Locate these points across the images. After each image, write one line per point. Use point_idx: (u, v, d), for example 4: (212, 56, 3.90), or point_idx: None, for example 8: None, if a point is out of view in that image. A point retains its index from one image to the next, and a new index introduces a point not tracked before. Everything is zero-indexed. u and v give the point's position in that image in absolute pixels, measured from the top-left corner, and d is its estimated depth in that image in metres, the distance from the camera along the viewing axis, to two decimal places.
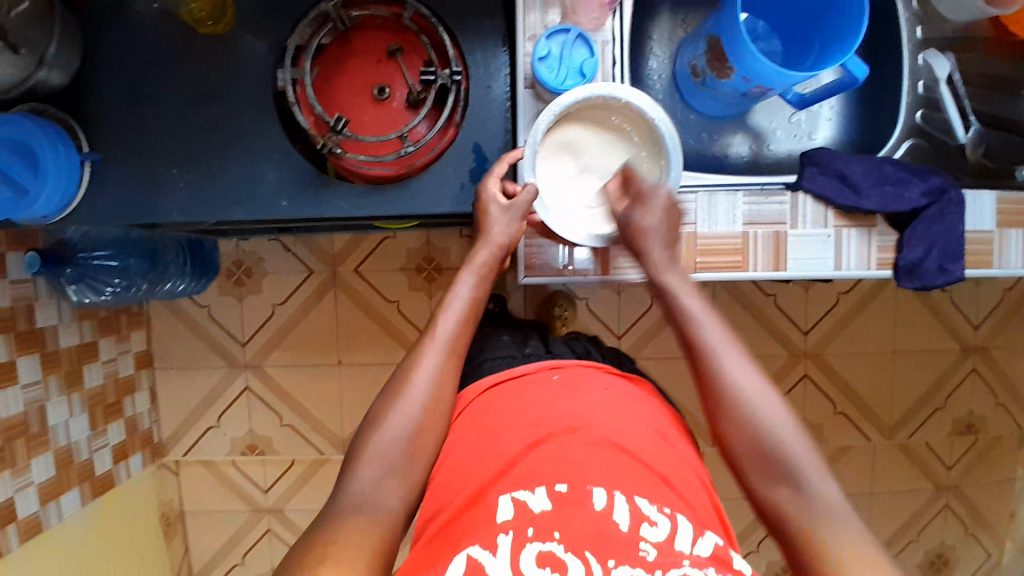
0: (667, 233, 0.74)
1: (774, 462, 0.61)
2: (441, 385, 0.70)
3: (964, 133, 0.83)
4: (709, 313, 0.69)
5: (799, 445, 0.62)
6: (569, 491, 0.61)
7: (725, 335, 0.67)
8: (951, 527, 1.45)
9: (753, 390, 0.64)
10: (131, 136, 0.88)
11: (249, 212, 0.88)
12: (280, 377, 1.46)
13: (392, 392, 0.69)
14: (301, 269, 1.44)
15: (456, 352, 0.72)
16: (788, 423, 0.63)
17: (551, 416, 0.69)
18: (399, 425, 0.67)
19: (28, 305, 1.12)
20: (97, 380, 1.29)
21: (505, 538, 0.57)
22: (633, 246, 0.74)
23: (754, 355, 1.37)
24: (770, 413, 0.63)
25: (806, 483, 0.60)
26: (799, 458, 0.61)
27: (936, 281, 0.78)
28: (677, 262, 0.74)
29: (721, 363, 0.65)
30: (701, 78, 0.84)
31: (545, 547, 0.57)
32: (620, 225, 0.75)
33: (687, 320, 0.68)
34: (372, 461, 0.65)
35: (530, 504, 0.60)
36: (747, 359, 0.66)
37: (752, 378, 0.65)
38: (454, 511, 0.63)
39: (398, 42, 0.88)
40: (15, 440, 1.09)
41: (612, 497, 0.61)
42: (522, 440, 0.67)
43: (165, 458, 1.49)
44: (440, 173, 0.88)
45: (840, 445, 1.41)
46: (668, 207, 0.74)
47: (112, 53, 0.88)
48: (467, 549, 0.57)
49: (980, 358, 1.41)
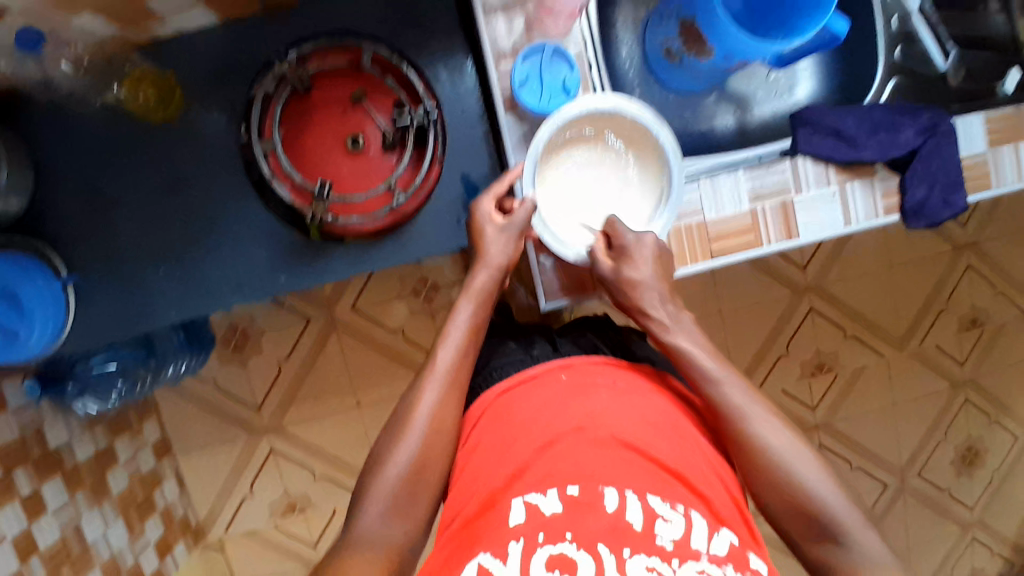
0: (661, 283, 0.74)
1: (819, 524, 0.61)
2: (443, 416, 0.68)
3: (944, 62, 0.84)
4: (726, 370, 0.68)
5: (839, 502, 0.62)
6: (580, 493, 0.58)
7: (747, 392, 0.67)
8: (974, 418, 1.51)
9: (783, 448, 0.64)
10: (105, 244, 0.84)
11: (248, 296, 0.85)
12: (303, 432, 1.44)
13: (396, 425, 0.67)
14: (299, 320, 1.40)
15: (457, 384, 0.70)
16: (823, 479, 0.63)
17: (562, 422, 0.65)
18: (404, 457, 0.65)
19: (36, 430, 1.06)
20: (122, 483, 1.24)
21: (517, 545, 0.55)
22: (628, 300, 0.74)
23: (759, 301, 1.39)
24: (805, 468, 0.63)
25: (852, 542, 0.60)
26: (840, 513, 0.61)
27: (943, 214, 0.79)
28: (685, 315, 0.73)
29: (749, 424, 0.65)
30: (678, 59, 0.86)
31: (556, 550, 0.54)
32: (608, 281, 0.74)
33: (709, 383, 0.68)
34: (377, 496, 0.63)
35: (541, 508, 0.58)
36: (775, 416, 0.66)
37: (781, 436, 0.65)
38: (469, 516, 0.61)
39: (360, 87, 0.84)
40: (60, 567, 1.04)
41: (623, 496, 0.58)
42: (533, 446, 0.64)
43: (207, 538, 1.45)
44: (434, 214, 0.86)
45: (856, 367, 1.45)
46: (656, 256, 0.74)
47: (66, 163, 0.83)
48: (477, 557, 0.55)
49: (973, 255, 1.44)
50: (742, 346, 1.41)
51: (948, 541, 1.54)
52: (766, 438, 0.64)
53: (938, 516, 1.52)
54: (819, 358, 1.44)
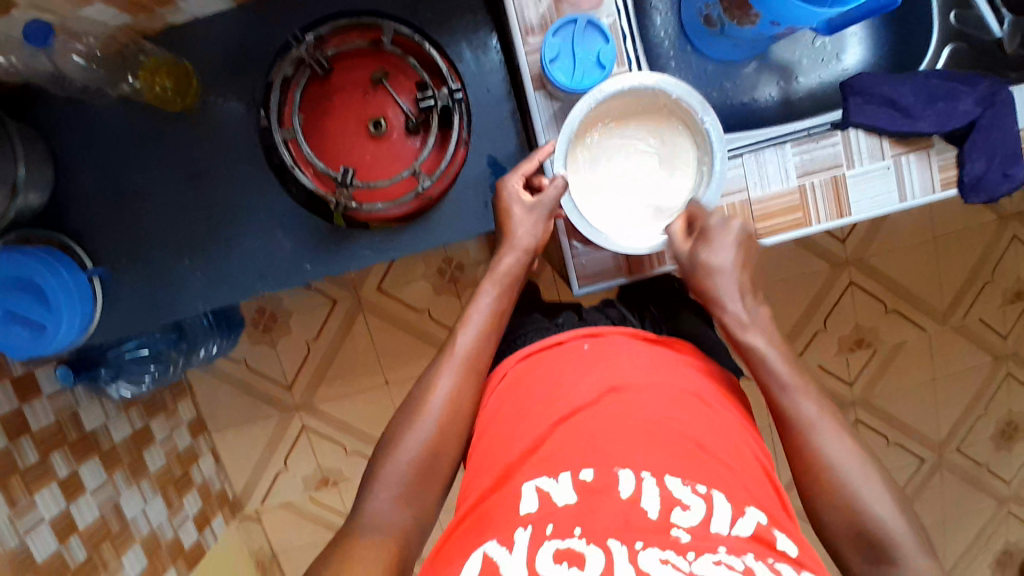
0: (741, 273, 0.69)
1: (874, 545, 0.57)
2: (459, 401, 0.65)
3: (998, 27, 0.78)
4: (800, 377, 0.64)
5: (900, 525, 0.57)
6: (594, 478, 0.53)
7: (820, 406, 0.62)
8: (1016, 393, 1.46)
9: (848, 464, 0.59)
10: (130, 236, 0.83)
11: (275, 285, 0.84)
12: (333, 409, 1.44)
13: (411, 408, 0.65)
14: (325, 300, 1.40)
15: (474, 370, 0.67)
16: (888, 502, 0.58)
17: (578, 401, 0.60)
18: (415, 442, 0.62)
19: (72, 414, 1.10)
20: (159, 460, 1.27)
21: (524, 534, 0.50)
22: (702, 291, 0.70)
23: (794, 275, 1.35)
24: (868, 487, 0.58)
25: (905, 562, 0.55)
26: (898, 534, 0.56)
27: (1002, 188, 0.74)
28: (762, 313, 0.68)
29: (818, 441, 0.61)
30: (718, 27, 0.81)
31: (565, 545, 0.48)
32: (685, 265, 0.71)
33: (777, 388, 0.63)
34: (388, 480, 0.61)
35: (552, 496, 0.52)
36: (845, 433, 0.61)
37: (848, 453, 0.60)
38: (482, 492, 0.57)
39: (381, 67, 0.82)
40: (101, 544, 1.08)
41: (640, 479, 0.52)
42: (549, 421, 0.59)
43: (244, 510, 1.48)
44: (461, 197, 0.83)
45: (895, 341, 1.41)
46: (739, 240, 0.69)
47: (89, 154, 0.82)
48: (485, 546, 0.50)
49: (1019, 225, 1.37)
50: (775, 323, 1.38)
51: (983, 517, 1.51)
52: (834, 458, 0.60)
53: (974, 490, 1.49)
54: (855, 333, 1.40)
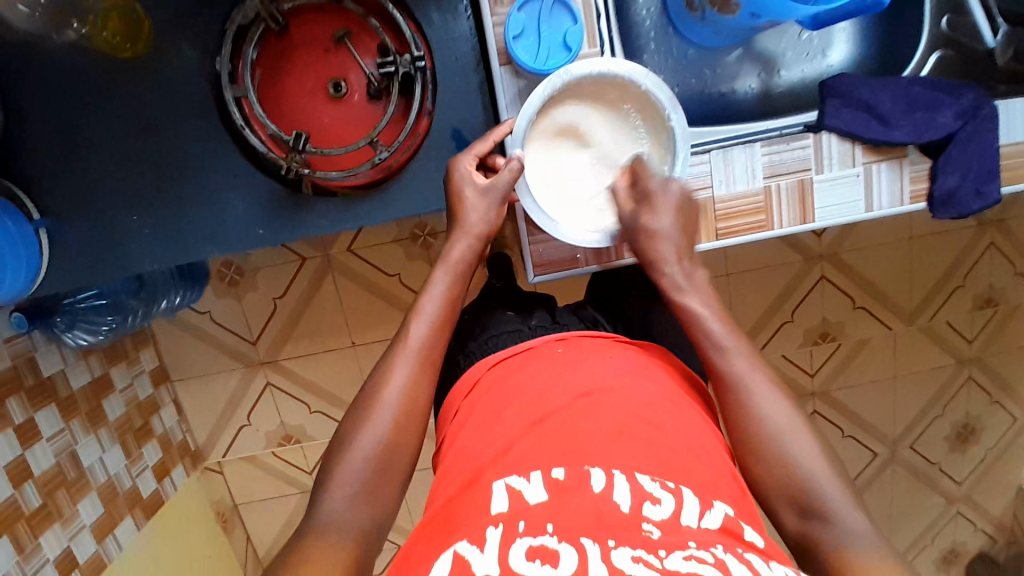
0: (682, 234, 0.68)
1: (804, 502, 0.54)
2: (416, 395, 0.62)
3: (993, 37, 0.76)
4: (736, 337, 0.61)
5: (827, 480, 0.54)
6: (565, 476, 0.51)
7: (753, 362, 0.60)
8: (975, 396, 1.48)
9: (781, 423, 0.57)
10: (76, 188, 0.80)
11: (224, 248, 0.82)
12: (297, 368, 1.41)
13: (363, 403, 0.61)
14: (293, 258, 1.34)
15: (430, 364, 0.64)
16: (819, 458, 0.55)
17: (551, 401, 0.58)
18: (371, 436, 0.59)
19: (28, 359, 1.08)
20: (119, 409, 1.26)
21: (495, 531, 0.47)
22: (645, 254, 0.68)
23: (771, 263, 1.34)
24: (800, 445, 0.56)
25: (834, 514, 0.53)
26: (824, 486, 0.54)
27: (973, 206, 0.74)
28: (701, 273, 0.66)
29: (749, 398, 0.58)
30: (699, 12, 0.78)
31: (537, 542, 0.46)
32: (629, 228, 0.70)
33: (714, 349, 0.61)
34: (344, 480, 0.58)
35: (524, 495, 0.50)
36: (780, 393, 0.59)
37: (785, 414, 0.58)
38: (450, 496, 0.55)
39: (343, 26, 0.77)
40: (56, 492, 1.08)
41: (611, 477, 0.51)
42: (520, 422, 0.57)
43: (207, 461, 1.47)
44: (421, 171, 0.80)
45: (860, 338, 1.41)
46: (677, 204, 0.68)
47: (33, 100, 0.78)
48: (454, 545, 0.48)
49: (997, 232, 1.36)
50: (746, 312, 1.37)
51: (931, 513, 1.56)
52: (766, 416, 0.58)
53: (924, 486, 1.53)
54: (822, 327, 1.40)
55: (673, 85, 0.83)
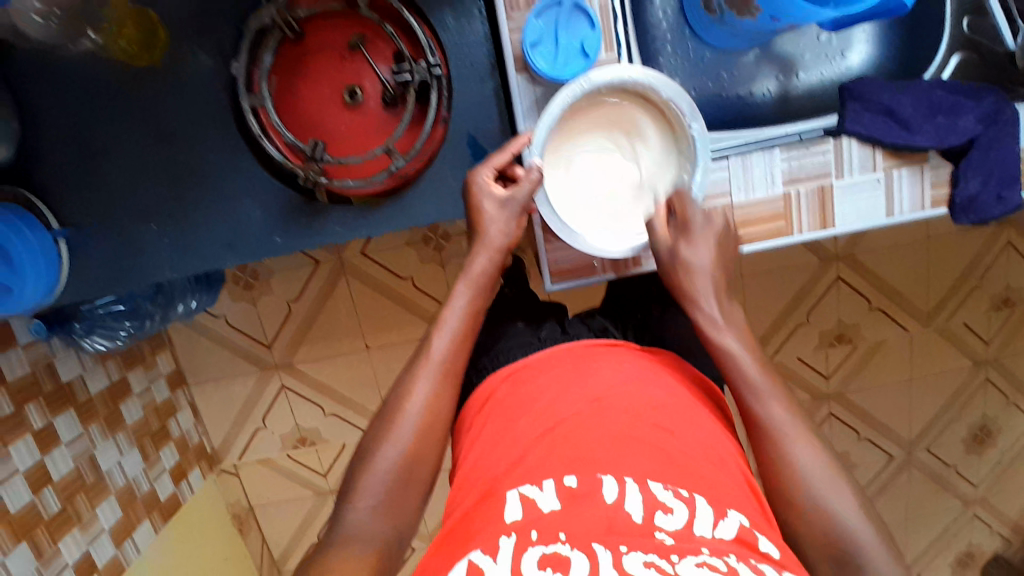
0: (717, 271, 0.67)
1: (838, 549, 0.54)
2: (437, 407, 0.62)
3: (1013, 39, 0.74)
4: (771, 381, 0.61)
5: (862, 526, 0.54)
6: (578, 484, 0.51)
7: (790, 408, 0.60)
8: (993, 398, 1.46)
9: (816, 468, 0.56)
10: (97, 197, 0.81)
11: (243, 256, 0.82)
12: (312, 370, 1.41)
13: (385, 416, 0.61)
14: (307, 262, 1.34)
15: (451, 375, 0.64)
16: (855, 506, 0.55)
17: (564, 410, 0.57)
18: (393, 449, 0.59)
19: (47, 365, 1.09)
20: (136, 413, 1.28)
21: (509, 540, 0.47)
22: (683, 289, 0.67)
23: (786, 265, 1.33)
24: (834, 492, 0.55)
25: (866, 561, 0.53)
26: (859, 534, 0.53)
27: (994, 211, 0.73)
28: (738, 312, 0.66)
29: (784, 442, 0.58)
30: (718, 14, 0.77)
31: (550, 550, 0.46)
32: (665, 261, 0.69)
33: (748, 391, 0.61)
34: (367, 489, 0.58)
35: (537, 503, 0.50)
36: (816, 442, 0.58)
37: (818, 459, 0.57)
38: (467, 508, 0.54)
39: (359, 33, 0.77)
40: (75, 496, 1.09)
41: (623, 485, 0.50)
42: (534, 432, 0.56)
43: (222, 464, 1.48)
44: (438, 178, 0.80)
45: (876, 339, 1.40)
46: (717, 241, 0.68)
47: (53, 111, 0.79)
48: (470, 554, 0.48)
49: (1015, 232, 1.35)
50: (760, 314, 1.36)
51: (949, 515, 1.54)
52: (801, 461, 0.57)
53: (941, 489, 1.52)
54: (838, 329, 1.39)
55: (689, 88, 0.83)
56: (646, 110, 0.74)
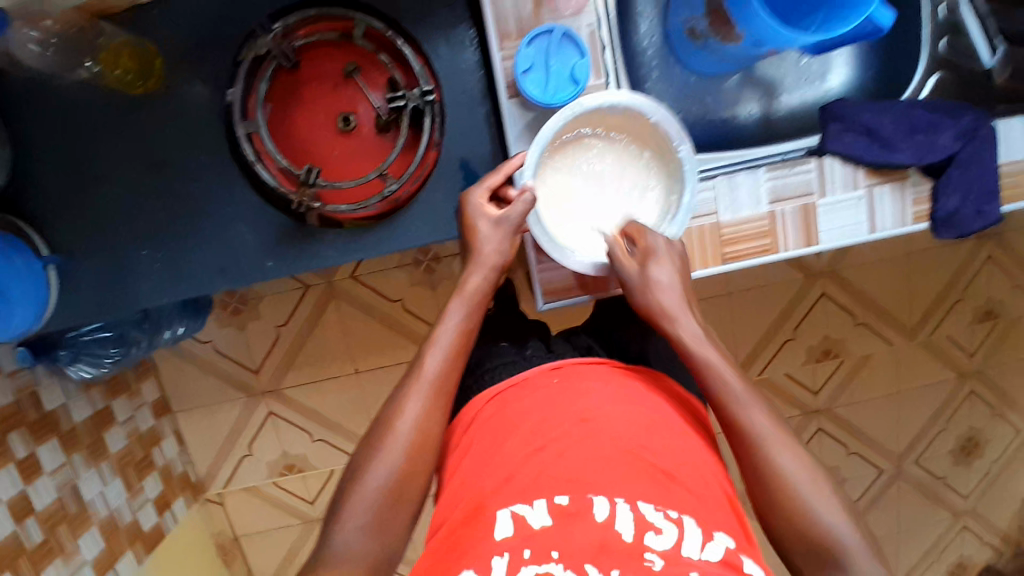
0: (683, 287, 0.68)
1: (825, 557, 0.54)
2: (429, 426, 0.61)
3: (991, 56, 0.79)
4: (753, 392, 0.61)
5: (846, 533, 0.54)
6: (569, 502, 0.51)
7: (772, 418, 0.59)
8: (978, 410, 1.48)
9: (801, 479, 0.56)
10: (85, 221, 0.80)
11: (232, 280, 0.82)
12: (300, 395, 1.40)
13: (377, 435, 0.61)
14: (297, 285, 1.33)
15: (444, 393, 0.63)
16: (841, 514, 0.55)
17: (551, 429, 0.57)
18: (385, 468, 0.58)
19: (30, 393, 1.07)
20: (120, 442, 1.25)
21: (501, 561, 0.48)
22: (648, 304, 0.68)
23: (774, 282, 1.35)
24: (820, 501, 0.56)
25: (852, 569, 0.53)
26: (844, 539, 0.54)
27: (974, 225, 0.75)
28: (705, 327, 0.67)
29: (769, 454, 0.57)
30: (702, 40, 0.80)
31: (542, 570, 0.48)
32: (630, 279, 0.70)
33: (730, 403, 0.60)
34: (357, 508, 0.57)
35: (528, 521, 0.51)
36: (803, 452, 0.58)
37: (803, 467, 0.57)
38: (454, 522, 0.54)
39: (353, 61, 0.79)
40: (57, 527, 1.06)
41: (614, 505, 0.51)
42: (522, 450, 0.56)
43: (207, 493, 1.45)
44: (430, 200, 0.81)
45: (863, 353, 1.42)
46: (678, 262, 0.69)
47: (43, 136, 0.78)
48: (461, 573, 0.49)
49: (994, 246, 1.38)
50: (749, 329, 1.38)
51: (938, 529, 1.55)
52: (786, 471, 0.57)
53: (930, 502, 1.53)
54: (825, 344, 1.41)
55: (675, 111, 0.85)
56: (633, 131, 0.75)
